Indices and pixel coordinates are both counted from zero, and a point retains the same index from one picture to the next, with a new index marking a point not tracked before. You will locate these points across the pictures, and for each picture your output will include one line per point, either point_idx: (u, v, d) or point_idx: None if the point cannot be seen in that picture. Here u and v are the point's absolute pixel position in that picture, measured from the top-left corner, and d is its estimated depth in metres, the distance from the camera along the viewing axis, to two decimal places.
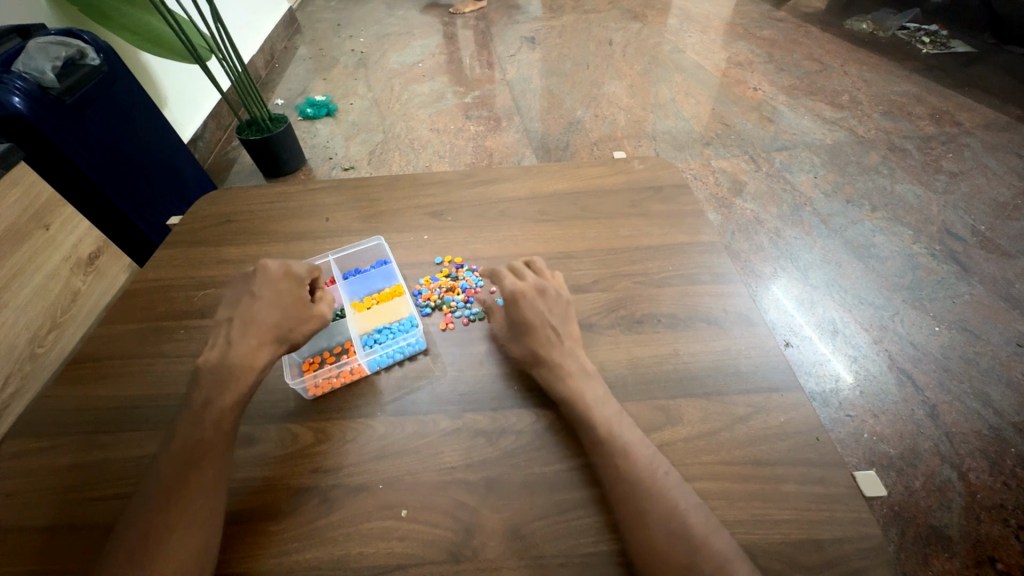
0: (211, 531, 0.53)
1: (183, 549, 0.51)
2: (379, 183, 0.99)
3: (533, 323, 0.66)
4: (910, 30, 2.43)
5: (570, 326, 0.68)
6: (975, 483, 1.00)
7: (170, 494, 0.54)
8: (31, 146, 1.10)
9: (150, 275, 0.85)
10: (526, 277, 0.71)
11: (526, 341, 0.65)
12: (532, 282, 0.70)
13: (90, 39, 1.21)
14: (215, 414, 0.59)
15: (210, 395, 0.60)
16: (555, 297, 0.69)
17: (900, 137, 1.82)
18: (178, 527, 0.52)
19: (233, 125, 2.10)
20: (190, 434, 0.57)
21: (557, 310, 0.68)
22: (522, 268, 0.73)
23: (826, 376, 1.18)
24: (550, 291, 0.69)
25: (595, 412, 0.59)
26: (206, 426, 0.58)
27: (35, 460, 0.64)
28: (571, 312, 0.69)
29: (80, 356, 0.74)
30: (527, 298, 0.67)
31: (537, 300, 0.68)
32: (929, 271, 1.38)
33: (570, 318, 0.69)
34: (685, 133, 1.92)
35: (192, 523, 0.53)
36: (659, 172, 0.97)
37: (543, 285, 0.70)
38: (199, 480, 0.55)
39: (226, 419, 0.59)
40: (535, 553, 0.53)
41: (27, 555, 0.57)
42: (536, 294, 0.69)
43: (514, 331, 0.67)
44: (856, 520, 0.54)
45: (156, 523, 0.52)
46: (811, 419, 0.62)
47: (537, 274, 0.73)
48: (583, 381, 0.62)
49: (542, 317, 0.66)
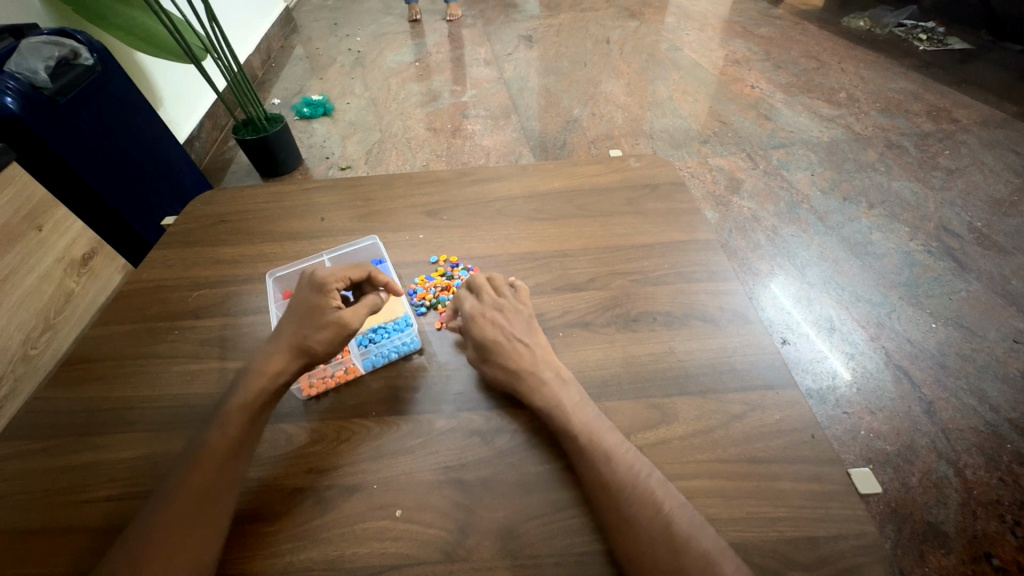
0: (216, 534, 0.53)
1: (185, 551, 0.51)
2: (375, 182, 0.99)
3: (497, 341, 0.65)
4: (907, 27, 2.43)
5: (536, 337, 0.67)
6: (971, 479, 1.00)
7: (182, 496, 0.54)
8: (25, 146, 1.09)
9: (145, 275, 0.85)
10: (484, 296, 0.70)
11: (499, 354, 0.64)
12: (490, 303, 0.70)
13: (84, 39, 1.21)
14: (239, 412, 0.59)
15: (241, 398, 0.61)
16: (510, 313, 0.69)
17: (897, 134, 1.82)
18: (181, 531, 0.52)
19: (229, 125, 2.10)
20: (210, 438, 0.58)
21: (519, 323, 0.68)
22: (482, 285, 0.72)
23: (823, 373, 1.18)
24: (507, 308, 0.69)
25: (573, 419, 0.59)
26: (227, 429, 0.58)
27: (28, 462, 0.64)
28: (532, 322, 0.69)
29: (72, 357, 0.74)
30: (488, 320, 0.67)
31: (497, 318, 0.68)
32: (925, 268, 1.38)
33: (535, 328, 0.68)
34: (682, 132, 1.92)
35: (203, 522, 0.53)
36: (655, 171, 0.96)
37: (502, 302, 0.70)
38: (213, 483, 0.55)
39: (252, 424, 0.60)
40: (527, 553, 0.53)
41: (21, 556, 0.56)
42: (494, 313, 0.68)
43: (493, 341, 0.65)
44: (851, 518, 0.54)
45: (161, 524, 0.52)
46: (806, 417, 0.62)
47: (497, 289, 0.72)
48: (560, 388, 0.62)
49: (505, 333, 0.66)
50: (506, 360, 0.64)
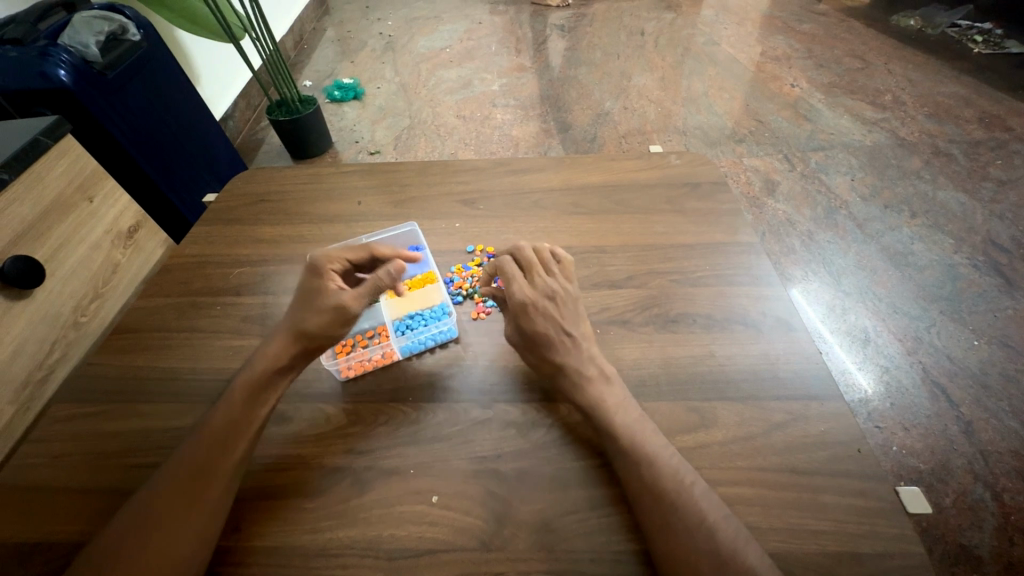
0: (211, 527, 0.53)
1: (180, 543, 0.51)
2: (412, 168, 0.99)
3: (546, 333, 0.63)
4: (961, 27, 2.32)
5: (583, 326, 0.65)
6: (1009, 504, 0.97)
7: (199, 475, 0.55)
8: (77, 121, 1.12)
9: (188, 251, 0.87)
10: (534, 281, 0.66)
11: (549, 347, 0.62)
12: (541, 289, 0.65)
13: (131, 14, 1.23)
14: (241, 397, 0.60)
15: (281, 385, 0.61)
16: (564, 301, 0.65)
17: (945, 141, 1.75)
18: (177, 521, 0.52)
19: (263, 105, 2.13)
20: (208, 428, 0.58)
21: (569, 312, 0.65)
22: (535, 266, 0.67)
23: (854, 386, 1.16)
24: (558, 297, 0.65)
25: (610, 424, 0.58)
26: (231, 404, 0.59)
27: (80, 425, 0.66)
28: (581, 308, 0.67)
29: (120, 328, 0.76)
30: (538, 309, 0.64)
31: (548, 309, 0.64)
32: (969, 282, 1.34)
33: (583, 316, 0.66)
34: (717, 129, 1.88)
35: (199, 511, 0.53)
36: (696, 168, 0.94)
37: (553, 289, 0.66)
38: (210, 479, 0.55)
39: (254, 404, 0.60)
40: (563, 547, 0.53)
41: (73, 514, 0.59)
42: (544, 302, 0.64)
43: (541, 332, 0.63)
44: (898, 537, 0.53)
45: (148, 520, 0.52)
46: (852, 429, 0.60)
47: (544, 272, 0.68)
48: (604, 385, 0.61)
49: (557, 324, 0.63)
50: (547, 357, 0.62)
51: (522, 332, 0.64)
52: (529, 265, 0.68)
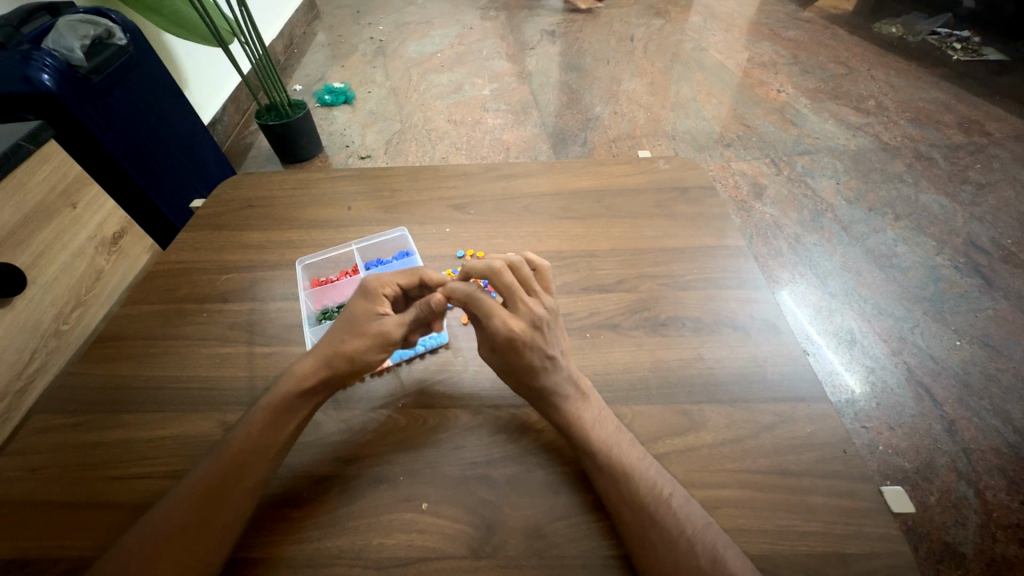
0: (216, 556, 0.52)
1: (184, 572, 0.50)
2: (401, 173, 0.99)
3: (536, 364, 0.60)
4: (941, 34, 2.38)
5: (561, 343, 0.64)
6: (991, 501, 0.99)
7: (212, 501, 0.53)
8: (60, 125, 1.10)
9: (174, 257, 0.86)
10: (518, 307, 0.62)
11: (535, 376, 0.60)
12: (526, 316, 0.61)
13: (118, 18, 1.21)
14: (262, 419, 0.58)
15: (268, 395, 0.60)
16: (550, 326, 0.63)
17: (927, 145, 1.78)
18: (179, 546, 0.51)
19: (251, 109, 2.11)
20: (225, 451, 0.56)
21: (553, 337, 0.63)
22: (518, 290, 0.63)
23: (841, 386, 1.17)
24: (543, 320, 0.62)
25: (592, 435, 0.58)
26: (251, 428, 0.57)
27: (61, 436, 0.64)
28: (557, 323, 0.65)
29: (103, 336, 0.75)
30: (530, 342, 0.60)
31: (536, 337, 0.61)
32: (951, 284, 1.36)
33: (559, 333, 0.65)
34: (705, 134, 1.90)
35: (207, 538, 0.52)
36: (684, 173, 0.95)
37: (539, 314, 0.62)
38: (221, 507, 0.53)
39: (275, 428, 0.58)
40: (553, 553, 0.53)
41: (53, 527, 0.57)
42: (531, 331, 0.61)
43: (531, 364, 0.60)
44: (883, 536, 0.53)
45: (150, 545, 0.50)
46: (838, 431, 0.61)
47: (525, 291, 0.64)
48: (580, 402, 0.60)
49: (544, 353, 0.61)
50: (528, 382, 0.61)
51: (508, 361, 0.61)
52: (511, 289, 0.63)
